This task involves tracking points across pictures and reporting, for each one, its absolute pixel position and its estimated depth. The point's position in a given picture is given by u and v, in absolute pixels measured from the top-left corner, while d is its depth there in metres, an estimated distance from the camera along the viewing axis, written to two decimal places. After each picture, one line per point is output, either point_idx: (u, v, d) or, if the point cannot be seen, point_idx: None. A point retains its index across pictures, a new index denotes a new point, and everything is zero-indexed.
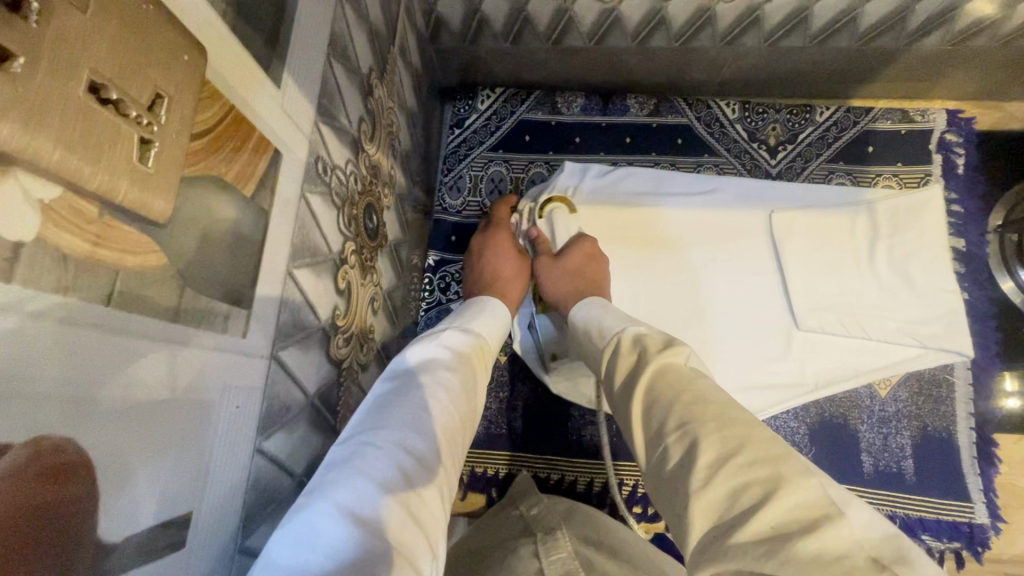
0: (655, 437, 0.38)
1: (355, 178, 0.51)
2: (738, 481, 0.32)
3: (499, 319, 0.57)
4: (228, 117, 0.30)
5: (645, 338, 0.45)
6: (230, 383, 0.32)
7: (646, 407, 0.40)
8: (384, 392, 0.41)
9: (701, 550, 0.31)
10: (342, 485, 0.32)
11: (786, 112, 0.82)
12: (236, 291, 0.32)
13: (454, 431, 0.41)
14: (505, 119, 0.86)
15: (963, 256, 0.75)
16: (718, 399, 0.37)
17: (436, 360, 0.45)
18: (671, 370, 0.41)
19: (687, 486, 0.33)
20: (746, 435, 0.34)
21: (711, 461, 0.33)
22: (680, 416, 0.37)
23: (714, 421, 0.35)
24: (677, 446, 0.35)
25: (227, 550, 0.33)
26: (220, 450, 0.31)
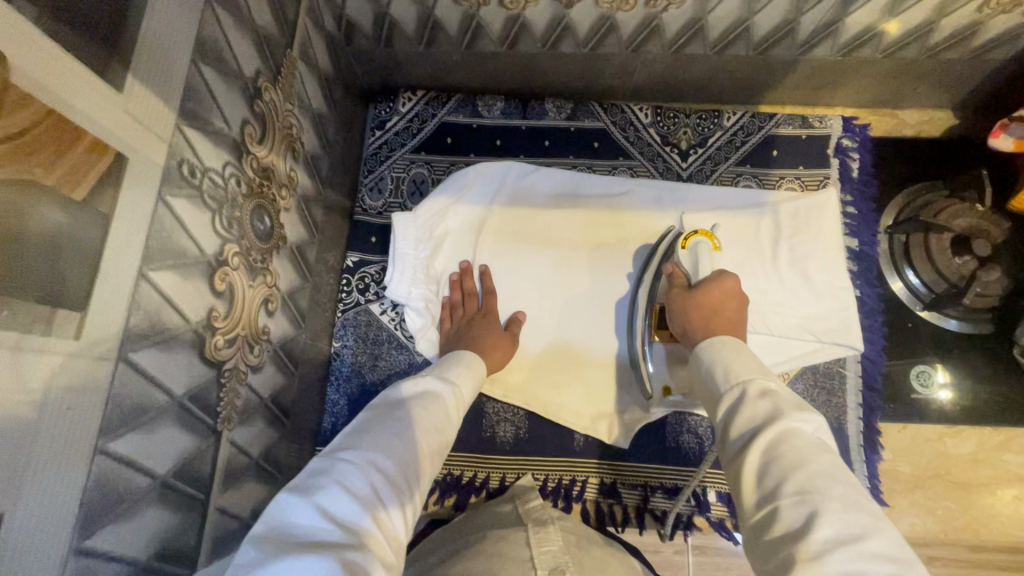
0: (766, 495, 0.40)
1: (237, 181, 0.51)
2: (858, 566, 0.34)
3: (478, 366, 0.61)
4: (43, 121, 0.30)
5: (780, 396, 0.45)
6: (57, 384, 0.32)
7: (762, 467, 0.41)
8: (365, 417, 0.47)
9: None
10: (321, 488, 0.38)
11: (696, 117, 0.85)
12: (65, 294, 0.32)
13: (425, 459, 0.46)
14: (426, 122, 0.86)
15: (854, 255, 0.79)
16: (834, 475, 0.39)
17: (413, 397, 0.50)
18: (800, 435, 0.42)
19: (796, 552, 0.36)
20: (872, 525, 0.36)
21: (831, 538, 0.35)
22: (800, 482, 0.39)
23: (838, 500, 0.37)
24: (795, 511, 0.38)
25: (58, 551, 0.33)
26: (44, 452, 0.32)
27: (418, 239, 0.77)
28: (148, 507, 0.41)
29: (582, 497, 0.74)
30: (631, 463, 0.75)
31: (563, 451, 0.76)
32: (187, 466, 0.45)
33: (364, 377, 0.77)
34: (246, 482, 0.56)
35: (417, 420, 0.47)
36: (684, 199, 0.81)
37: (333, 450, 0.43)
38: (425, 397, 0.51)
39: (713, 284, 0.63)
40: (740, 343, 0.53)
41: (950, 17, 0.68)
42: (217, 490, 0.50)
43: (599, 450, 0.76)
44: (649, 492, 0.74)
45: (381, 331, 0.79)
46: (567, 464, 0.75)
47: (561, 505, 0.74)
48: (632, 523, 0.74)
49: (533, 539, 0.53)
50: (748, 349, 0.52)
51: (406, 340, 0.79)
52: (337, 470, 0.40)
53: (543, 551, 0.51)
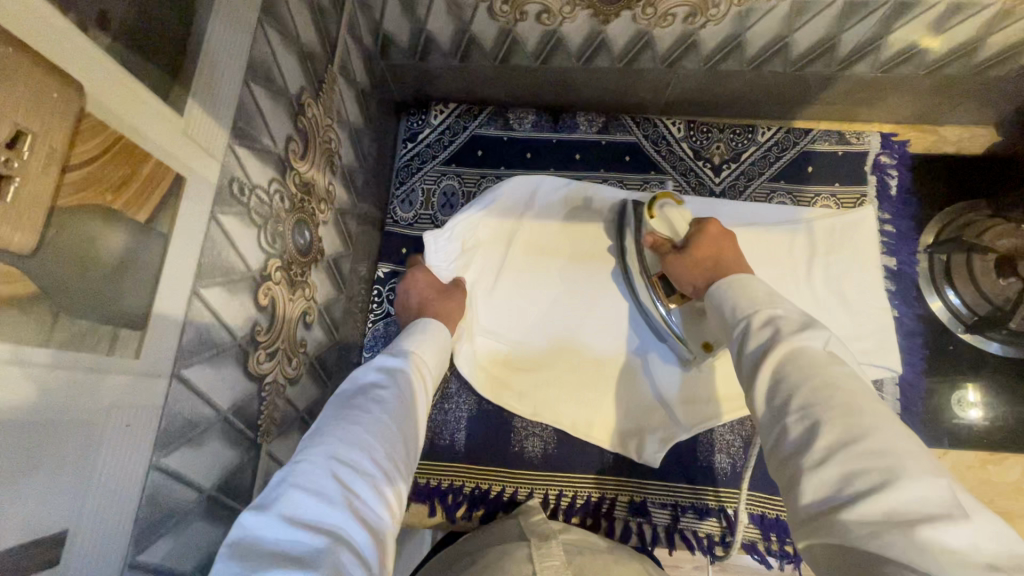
0: (776, 414, 0.40)
1: (280, 197, 0.52)
2: (857, 467, 0.34)
3: (438, 339, 0.62)
4: (114, 146, 0.31)
5: (781, 322, 0.44)
6: (120, 402, 0.33)
7: (774, 381, 0.41)
8: (322, 421, 0.47)
9: (809, 521, 0.35)
10: (282, 496, 0.38)
11: (729, 132, 0.84)
12: (126, 314, 0.33)
13: (392, 441, 0.47)
14: (458, 134, 0.87)
15: (892, 275, 0.78)
16: (847, 385, 0.38)
17: (368, 385, 0.51)
18: (806, 353, 0.41)
19: (801, 464, 0.36)
20: (873, 425, 0.36)
21: (833, 444, 0.36)
22: (805, 398, 0.38)
23: (840, 408, 0.37)
24: (799, 426, 0.38)
25: (115, 566, 0.34)
26: (105, 469, 0.32)
27: (449, 251, 0.76)
28: (196, 520, 0.42)
29: (611, 514, 0.74)
30: (661, 482, 0.74)
31: (592, 468, 0.75)
32: (230, 480, 0.46)
33: None
34: None
35: (371, 408, 0.48)
36: (721, 215, 0.80)
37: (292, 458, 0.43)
38: (376, 386, 0.51)
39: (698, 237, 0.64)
40: (744, 279, 0.52)
41: (998, 34, 0.66)
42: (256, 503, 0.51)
43: (629, 467, 0.75)
44: (680, 512, 0.73)
45: None
46: (596, 481, 0.75)
47: (590, 522, 0.74)
48: (662, 543, 0.73)
49: (535, 554, 0.54)
50: (754, 282, 0.51)
51: None
52: (297, 475, 0.40)
53: (546, 565, 0.52)
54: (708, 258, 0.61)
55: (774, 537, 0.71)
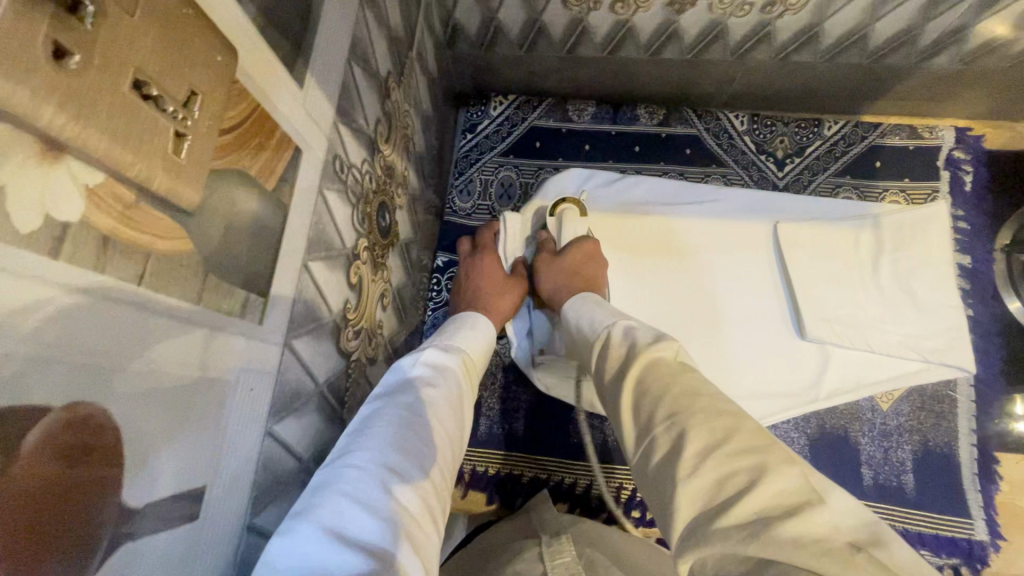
0: (644, 428, 0.40)
1: (369, 177, 0.52)
2: (731, 466, 0.34)
3: (482, 334, 0.58)
4: (253, 114, 0.32)
5: (636, 333, 0.48)
6: (247, 366, 0.34)
7: (638, 397, 0.42)
8: (365, 416, 0.44)
9: (685, 537, 0.33)
10: (327, 506, 0.35)
11: (794, 126, 0.83)
12: (254, 279, 0.34)
13: (441, 450, 0.43)
14: (516, 125, 0.87)
15: (968, 273, 0.76)
16: (709, 394, 0.40)
17: (416, 378, 0.47)
18: (661, 363, 0.44)
19: (674, 478, 0.35)
20: (731, 425, 0.37)
21: (699, 450, 0.36)
22: (671, 407, 0.39)
23: (702, 413, 0.38)
24: (666, 436, 0.38)
25: (237, 527, 0.34)
26: (234, 430, 0.33)
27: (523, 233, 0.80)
28: (295, 490, 0.42)
29: None
30: None
31: None
32: (321, 454, 0.47)
33: None
34: None
35: (421, 410, 0.44)
36: (783, 209, 0.79)
37: (334, 459, 0.39)
38: (426, 382, 0.47)
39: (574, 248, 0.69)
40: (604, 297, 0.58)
41: None
42: None
43: None
44: None
45: None
46: None
47: (649, 517, 0.73)
48: None
49: (546, 552, 0.52)
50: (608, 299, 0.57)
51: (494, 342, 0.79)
52: (343, 482, 0.36)
53: (557, 563, 0.51)
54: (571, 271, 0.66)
55: None
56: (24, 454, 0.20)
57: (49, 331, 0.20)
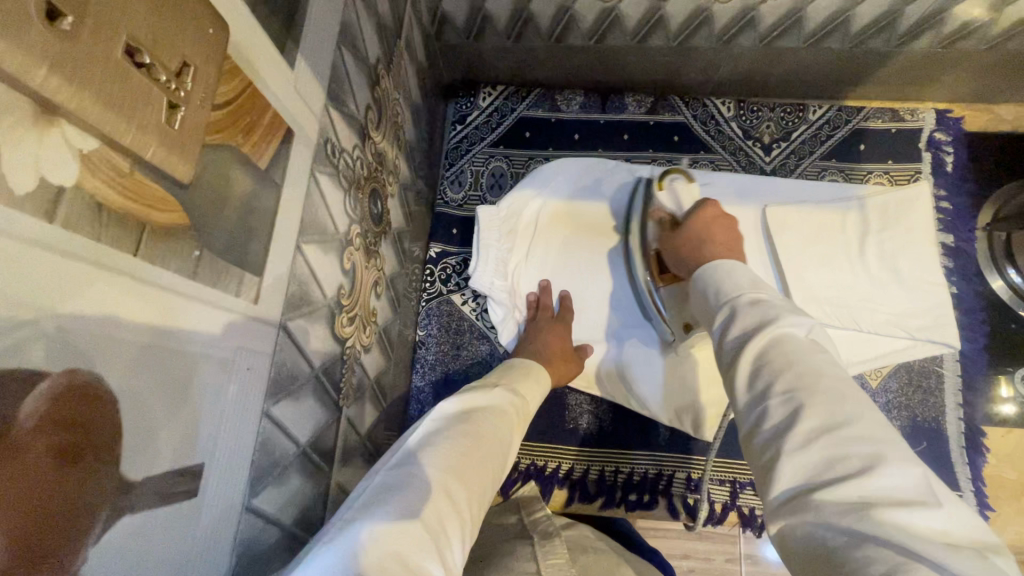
0: (758, 396, 0.38)
1: (361, 163, 0.52)
2: (841, 450, 0.33)
3: (539, 379, 0.62)
4: (244, 91, 0.32)
5: (771, 305, 0.43)
6: (243, 346, 0.33)
7: (755, 369, 0.40)
8: (428, 429, 0.47)
9: (783, 500, 0.33)
10: (387, 501, 0.38)
11: (780, 111, 0.84)
12: (249, 258, 0.34)
13: (485, 482, 0.45)
14: (506, 116, 0.87)
15: (952, 251, 0.77)
16: (833, 375, 0.37)
17: (472, 408, 0.50)
18: (791, 340, 0.40)
19: (780, 445, 0.35)
20: (857, 413, 0.34)
21: (816, 428, 0.34)
22: (793, 380, 0.37)
23: (827, 393, 0.35)
24: (782, 407, 0.36)
25: (236, 508, 0.34)
26: (232, 408, 0.33)
27: (499, 230, 0.78)
28: (294, 474, 0.42)
29: (668, 491, 0.73)
30: (717, 460, 0.74)
31: (647, 445, 0.75)
32: (319, 438, 0.46)
33: (449, 366, 0.79)
34: (356, 461, 0.57)
35: (477, 435, 0.47)
36: (769, 194, 0.81)
37: (398, 463, 0.42)
38: (483, 412, 0.50)
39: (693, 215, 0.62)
40: (736, 265, 0.50)
41: None
42: (337, 465, 0.52)
43: (686, 443, 0.75)
44: (738, 488, 0.73)
45: (463, 322, 0.80)
46: (655, 458, 0.74)
47: (647, 498, 0.73)
48: (721, 519, 0.72)
49: (539, 552, 0.54)
50: (740, 267, 0.50)
51: (488, 331, 0.80)
52: (403, 485, 0.39)
53: (549, 564, 0.52)
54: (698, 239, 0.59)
55: None
56: (21, 424, 0.20)
57: (41, 296, 0.20)
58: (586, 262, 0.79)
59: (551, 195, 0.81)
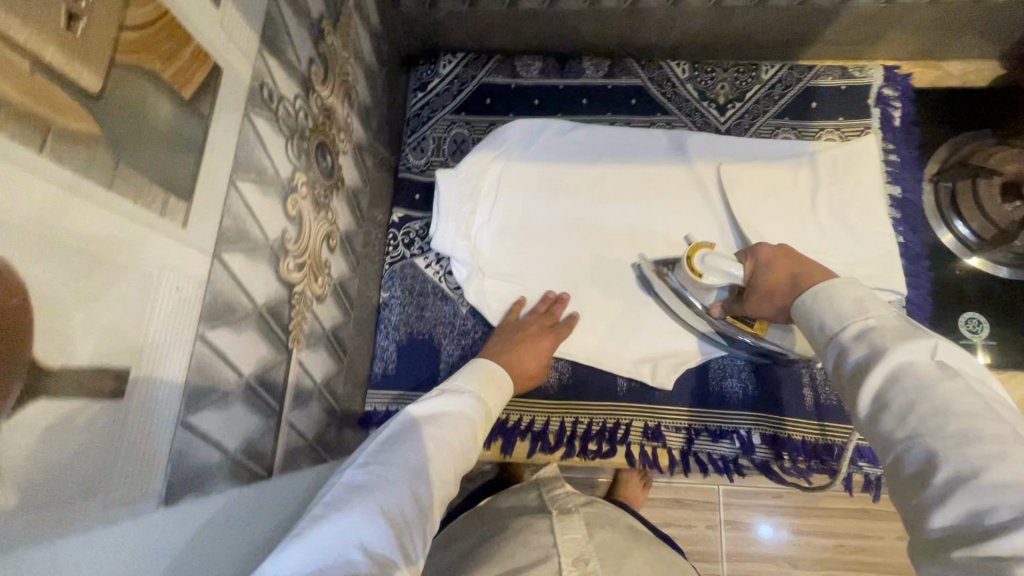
0: (888, 441, 0.40)
1: (304, 114, 0.54)
2: (985, 499, 0.33)
3: (501, 377, 0.64)
4: (161, 19, 0.33)
5: (877, 334, 0.43)
6: (173, 268, 0.35)
7: (879, 406, 0.41)
8: (391, 433, 0.51)
9: (931, 554, 0.34)
10: (353, 509, 0.42)
11: (733, 71, 0.86)
12: (174, 183, 0.35)
13: (445, 481, 0.50)
14: (466, 83, 0.89)
15: (899, 203, 0.79)
16: (971, 412, 0.37)
17: (435, 412, 0.55)
18: (910, 371, 0.40)
19: (922, 497, 0.36)
20: (999, 455, 0.34)
21: (951, 477, 0.35)
22: (916, 425, 0.38)
23: (954, 437, 0.36)
24: (912, 454, 0.37)
25: (170, 421, 0.36)
26: (160, 323, 0.35)
27: (459, 193, 0.80)
28: (238, 403, 0.44)
29: (625, 440, 0.75)
30: (675, 407, 0.75)
31: (604, 396, 0.77)
32: (265, 373, 0.48)
33: (412, 326, 0.80)
34: (310, 407, 0.59)
35: (437, 440, 0.52)
36: (723, 153, 0.83)
37: (359, 468, 0.47)
38: (443, 417, 0.55)
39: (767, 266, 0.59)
40: (838, 283, 0.48)
41: None
42: (288, 407, 0.53)
43: (644, 393, 0.76)
44: (694, 434, 0.74)
45: (426, 284, 0.82)
46: (613, 408, 0.76)
47: (605, 449, 0.75)
48: (678, 465, 0.74)
49: (558, 527, 0.64)
50: (841, 286, 0.47)
51: (450, 292, 0.82)
52: (366, 492, 0.44)
53: (567, 538, 0.62)
54: (783, 280, 0.56)
55: (788, 455, 0.72)
56: None
57: None
58: (544, 221, 0.82)
59: (509, 156, 0.83)
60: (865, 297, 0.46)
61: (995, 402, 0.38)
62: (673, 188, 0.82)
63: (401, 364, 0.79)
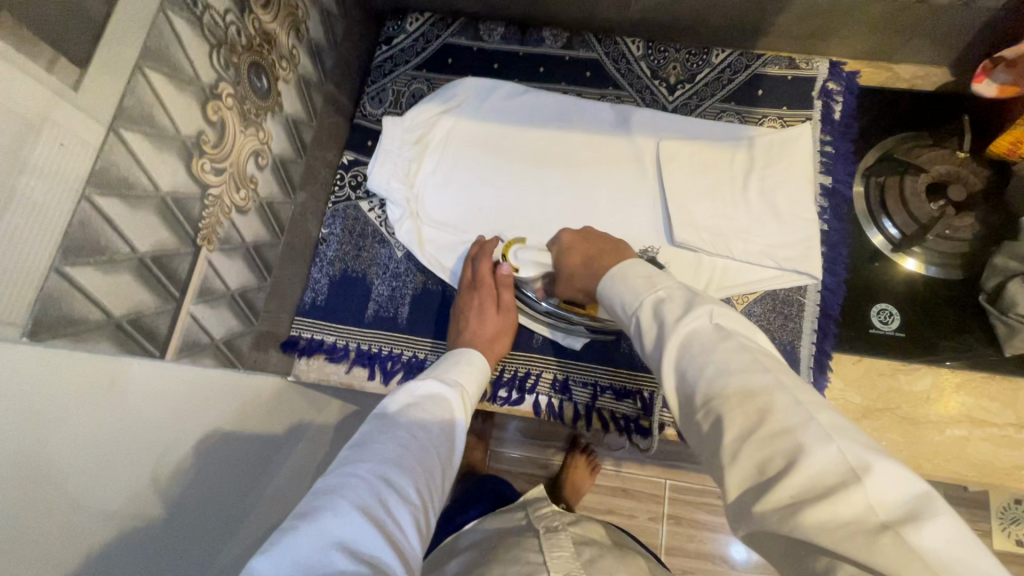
0: (691, 408, 0.46)
1: (236, 31, 0.58)
2: (766, 453, 0.39)
3: (480, 367, 0.68)
4: None
5: (666, 306, 0.51)
6: (58, 122, 0.39)
7: (680, 375, 0.48)
8: (367, 431, 0.54)
9: (737, 513, 0.40)
10: (338, 508, 0.45)
11: (686, 53, 0.89)
12: (68, 48, 0.39)
13: (430, 471, 0.53)
14: (430, 41, 0.93)
15: (827, 192, 0.81)
16: (742, 371, 0.44)
17: (417, 405, 0.58)
18: (696, 338, 0.48)
19: (722, 458, 0.41)
20: (765, 406, 0.41)
21: (739, 435, 0.41)
22: (707, 392, 0.44)
23: (736, 397, 0.43)
24: (708, 420, 0.44)
25: (43, 262, 0.39)
26: (39, 169, 0.38)
27: (405, 140, 0.84)
28: (126, 273, 0.48)
29: (534, 389, 0.78)
30: (586, 363, 0.78)
31: (520, 348, 0.80)
32: (163, 257, 0.52)
33: (348, 263, 0.84)
34: (221, 311, 0.63)
35: (417, 434, 0.55)
36: (666, 129, 0.85)
37: (339, 469, 0.49)
38: (422, 409, 0.57)
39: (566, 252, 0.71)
40: (629, 265, 0.59)
41: None
42: (191, 299, 0.57)
43: (557, 348, 0.79)
44: (599, 391, 0.77)
45: (366, 226, 0.85)
46: (526, 359, 0.79)
47: (514, 396, 0.78)
48: (581, 419, 0.76)
49: (546, 546, 0.67)
50: (633, 269, 0.58)
51: (388, 236, 0.85)
52: (348, 489, 0.47)
53: (555, 556, 0.64)
54: (580, 266, 0.68)
55: None
56: None
57: None
58: (485, 177, 0.85)
59: (458, 111, 0.87)
60: (653, 275, 0.56)
61: (759, 352, 0.46)
62: (612, 159, 0.84)
63: (331, 297, 0.82)
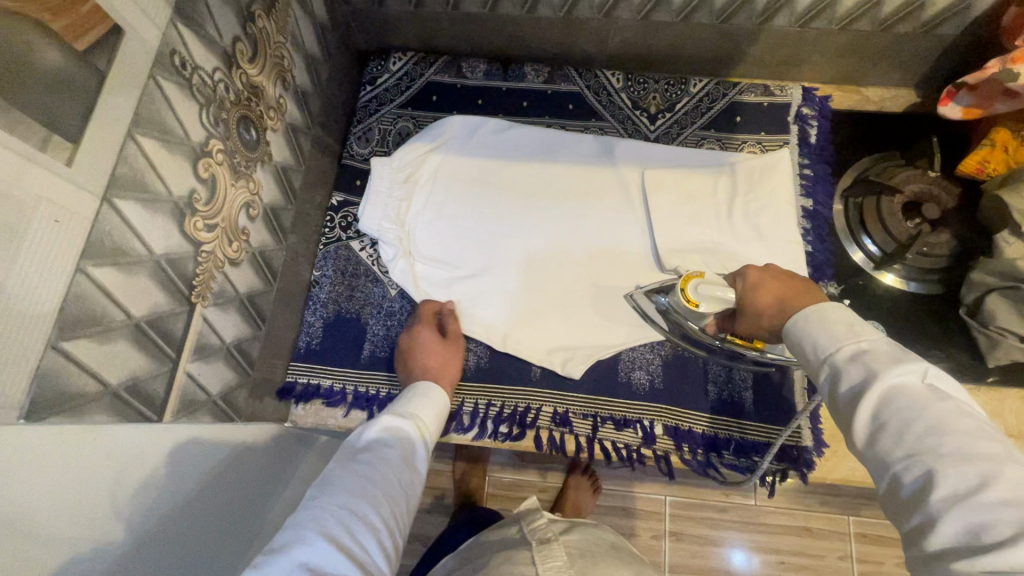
0: (883, 457, 0.41)
1: (224, 87, 0.58)
2: (981, 519, 0.34)
3: (442, 396, 0.68)
4: None
5: (872, 355, 0.44)
6: (52, 200, 0.38)
7: (876, 422, 0.42)
8: (331, 466, 0.54)
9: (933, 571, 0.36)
10: (301, 540, 0.44)
11: (664, 84, 0.92)
12: (59, 124, 0.39)
13: (396, 498, 0.53)
14: (414, 80, 0.94)
15: (809, 214, 0.84)
16: (960, 430, 0.38)
17: (377, 434, 0.58)
18: (905, 393, 0.41)
19: (924, 514, 0.37)
20: (995, 471, 0.36)
21: (950, 495, 0.36)
22: (911, 445, 0.39)
23: (952, 455, 0.37)
24: (908, 473, 0.39)
25: (39, 341, 0.39)
26: (33, 254, 0.37)
27: (392, 180, 0.85)
28: (121, 341, 0.47)
29: (535, 424, 0.78)
30: (585, 395, 0.78)
31: (515, 380, 0.80)
32: (158, 320, 0.51)
33: (341, 305, 0.84)
34: (216, 366, 0.62)
35: (381, 463, 0.55)
36: (653, 158, 0.87)
37: (303, 505, 0.49)
38: (385, 440, 0.57)
39: (755, 288, 0.60)
40: (826, 308, 0.50)
41: None
42: (187, 358, 0.56)
43: (556, 381, 0.79)
44: (600, 422, 0.77)
45: (359, 266, 0.85)
46: (524, 394, 0.79)
47: (515, 432, 0.78)
48: (583, 451, 0.77)
49: (539, 557, 0.67)
50: (832, 311, 0.49)
51: (381, 275, 0.85)
52: (312, 520, 0.46)
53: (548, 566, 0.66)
54: (770, 308, 0.57)
55: (687, 447, 0.75)
56: None
57: None
58: (474, 213, 0.86)
59: (445, 149, 0.88)
60: (858, 322, 0.47)
61: (985, 423, 0.40)
62: (596, 189, 0.86)
63: (326, 339, 0.82)
